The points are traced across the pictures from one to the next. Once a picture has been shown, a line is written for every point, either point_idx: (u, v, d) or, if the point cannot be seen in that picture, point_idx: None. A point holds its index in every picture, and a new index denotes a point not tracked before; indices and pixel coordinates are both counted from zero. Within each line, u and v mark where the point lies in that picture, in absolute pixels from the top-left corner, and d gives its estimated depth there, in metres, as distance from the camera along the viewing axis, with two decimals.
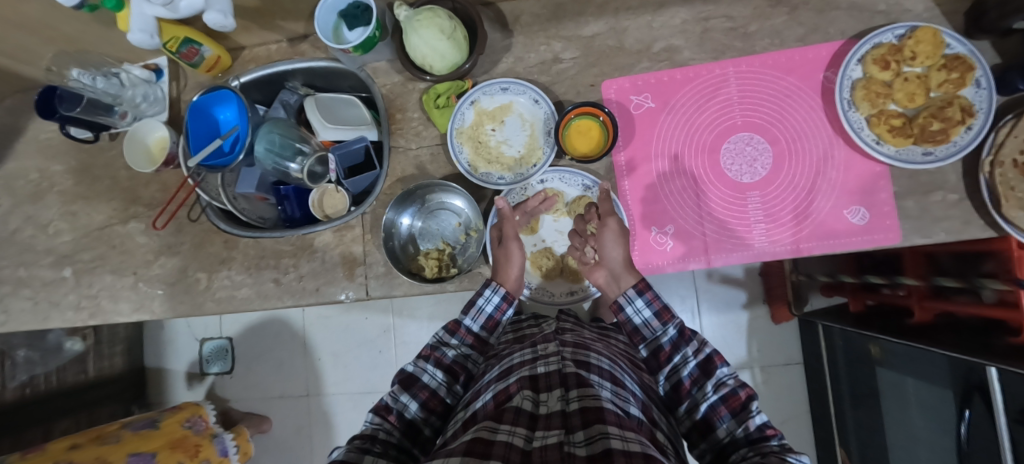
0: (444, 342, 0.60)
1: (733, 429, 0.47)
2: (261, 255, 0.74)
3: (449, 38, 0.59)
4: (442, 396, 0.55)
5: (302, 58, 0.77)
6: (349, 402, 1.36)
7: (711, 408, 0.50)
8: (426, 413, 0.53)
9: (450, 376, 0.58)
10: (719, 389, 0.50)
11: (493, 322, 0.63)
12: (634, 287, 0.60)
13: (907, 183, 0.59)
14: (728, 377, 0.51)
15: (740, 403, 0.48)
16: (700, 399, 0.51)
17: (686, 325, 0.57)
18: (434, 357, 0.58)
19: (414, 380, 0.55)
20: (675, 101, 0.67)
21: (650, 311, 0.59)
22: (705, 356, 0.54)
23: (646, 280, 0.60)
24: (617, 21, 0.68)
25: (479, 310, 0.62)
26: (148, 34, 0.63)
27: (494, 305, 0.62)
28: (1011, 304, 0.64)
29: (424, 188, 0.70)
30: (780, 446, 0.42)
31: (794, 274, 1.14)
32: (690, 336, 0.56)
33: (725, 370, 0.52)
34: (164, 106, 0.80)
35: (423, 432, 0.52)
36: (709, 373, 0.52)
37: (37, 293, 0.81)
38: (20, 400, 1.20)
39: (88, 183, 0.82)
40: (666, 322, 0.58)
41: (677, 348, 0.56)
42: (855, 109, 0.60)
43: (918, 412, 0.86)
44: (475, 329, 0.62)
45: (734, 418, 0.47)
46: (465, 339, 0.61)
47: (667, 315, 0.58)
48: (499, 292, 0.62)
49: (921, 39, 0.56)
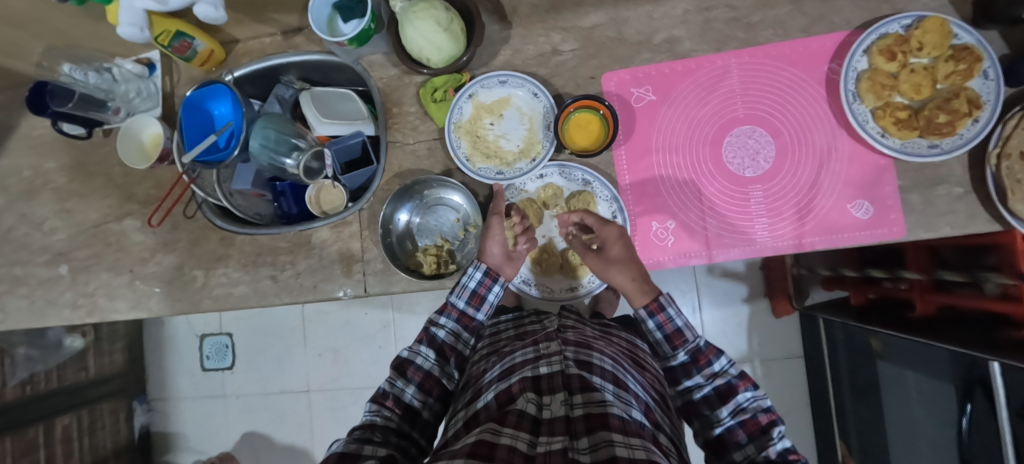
0: (434, 322, 0.61)
1: (751, 452, 0.48)
2: (258, 252, 0.74)
3: (446, 30, 0.58)
4: (437, 377, 0.56)
5: (296, 51, 0.76)
6: (350, 397, 1.36)
7: (728, 431, 0.50)
8: (423, 395, 0.54)
9: (441, 357, 0.58)
10: (736, 414, 0.51)
11: (479, 297, 0.62)
12: (646, 307, 0.59)
13: (912, 177, 0.58)
14: (748, 402, 0.51)
15: (758, 427, 0.49)
16: (717, 421, 0.51)
17: (699, 350, 0.56)
18: (427, 338, 0.59)
19: (408, 364, 0.55)
20: (677, 94, 0.66)
21: (661, 333, 0.58)
22: (727, 382, 0.53)
23: (659, 299, 0.59)
24: (617, 12, 0.66)
25: (463, 287, 0.62)
26: (138, 28, 0.62)
27: (477, 281, 0.62)
28: (1015, 298, 0.64)
29: (422, 183, 0.69)
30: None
31: (795, 268, 1.14)
32: (705, 362, 0.55)
33: (747, 394, 0.51)
34: (157, 101, 0.79)
35: (422, 416, 0.53)
36: (728, 398, 0.52)
37: (34, 291, 0.81)
38: (21, 397, 1.19)
39: (82, 179, 0.81)
40: (677, 346, 0.57)
41: (690, 373, 0.56)
42: (860, 101, 0.59)
43: (919, 405, 0.85)
44: (461, 305, 0.61)
45: (753, 444, 0.48)
46: (452, 316, 0.61)
47: (679, 339, 0.57)
48: (481, 268, 0.62)
49: (927, 30, 0.55)
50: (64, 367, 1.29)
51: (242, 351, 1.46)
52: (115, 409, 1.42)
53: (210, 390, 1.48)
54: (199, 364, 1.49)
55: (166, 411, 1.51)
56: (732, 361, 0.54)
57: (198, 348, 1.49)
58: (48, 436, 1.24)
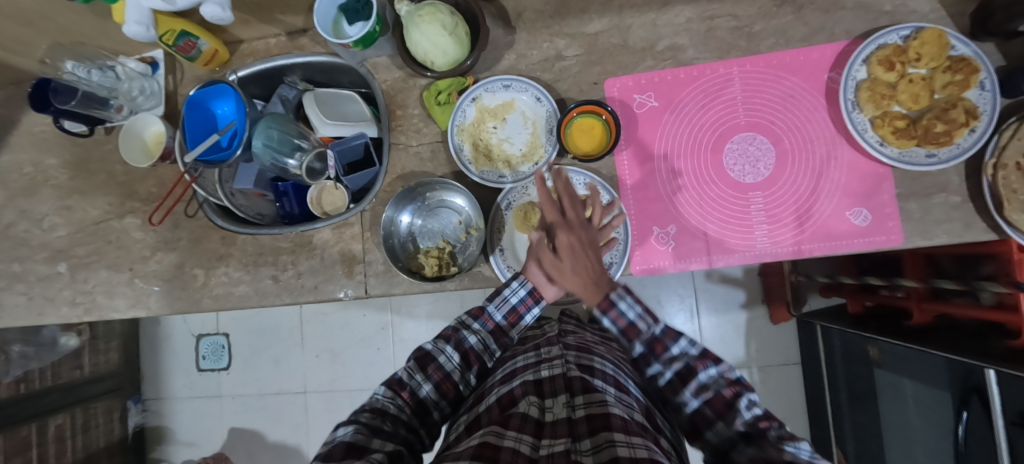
0: (466, 326, 0.60)
1: (722, 429, 0.45)
2: (259, 252, 0.74)
3: (451, 34, 0.58)
4: (455, 381, 0.55)
5: (301, 53, 0.76)
6: (347, 399, 1.36)
7: (696, 411, 0.48)
8: (437, 396, 0.53)
9: (464, 363, 0.56)
10: (699, 393, 0.48)
11: (516, 314, 0.61)
12: (597, 307, 0.53)
13: (910, 185, 0.59)
14: (710, 379, 0.48)
15: (724, 403, 0.46)
16: (685, 403, 0.49)
17: (653, 337, 0.53)
18: (456, 339, 0.57)
19: (430, 359, 0.55)
20: (679, 100, 0.66)
21: (615, 328, 0.53)
22: (681, 365, 0.50)
23: (606, 294, 0.53)
24: (620, 19, 0.67)
25: (504, 300, 0.60)
26: (144, 26, 0.63)
27: (519, 298, 0.60)
28: (1010, 307, 0.64)
29: (425, 185, 0.69)
30: (776, 437, 0.40)
31: (794, 275, 1.13)
32: (660, 348, 0.52)
33: (708, 372, 0.49)
34: (160, 100, 0.78)
35: (431, 415, 0.52)
36: (688, 379, 0.49)
37: (32, 288, 0.80)
38: (14, 395, 1.18)
39: (83, 177, 0.81)
40: (632, 339, 0.53)
41: (648, 363, 0.53)
42: (860, 110, 0.60)
43: (916, 412, 0.86)
44: (497, 318, 0.61)
45: (722, 419, 0.45)
46: (486, 325, 0.60)
47: (633, 332, 0.53)
48: (527, 285, 0.60)
49: (926, 41, 0.56)
50: (59, 365, 1.28)
51: (239, 351, 1.45)
52: (109, 408, 1.41)
53: (205, 391, 1.47)
54: (196, 363, 1.48)
55: (162, 411, 1.50)
56: (692, 343, 0.52)
57: (195, 347, 1.48)
58: (42, 435, 1.22)
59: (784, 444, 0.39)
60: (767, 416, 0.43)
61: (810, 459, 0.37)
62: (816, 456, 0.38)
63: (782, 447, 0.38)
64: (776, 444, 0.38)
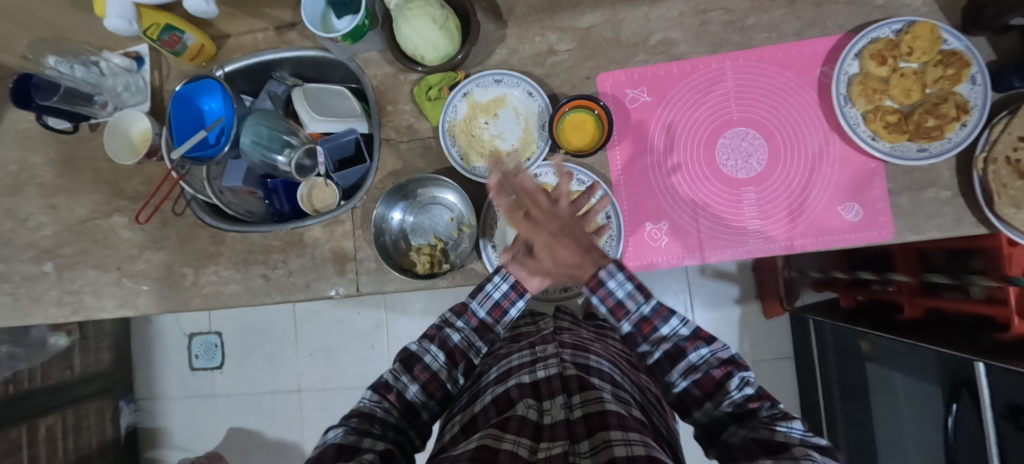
0: (450, 324, 0.58)
1: (710, 409, 0.47)
2: (249, 250, 0.73)
3: (441, 28, 0.58)
4: (442, 380, 0.54)
5: (289, 48, 0.75)
6: (342, 397, 1.35)
7: (685, 391, 0.49)
8: (425, 396, 0.53)
9: (451, 361, 0.56)
10: (688, 374, 0.49)
11: (501, 309, 0.59)
12: (586, 286, 0.53)
13: (901, 180, 0.59)
14: (700, 361, 0.49)
15: (713, 383, 0.47)
16: (672, 383, 0.50)
17: (642, 319, 0.52)
18: (439, 338, 0.57)
19: (416, 360, 0.54)
20: (672, 96, 0.66)
21: (605, 307, 0.53)
22: (672, 347, 0.50)
23: (594, 274, 0.53)
24: (613, 12, 0.67)
25: (486, 295, 0.59)
26: (125, 21, 0.64)
27: (502, 292, 0.59)
28: (1001, 302, 0.65)
29: (417, 182, 0.68)
30: (768, 418, 0.42)
31: (787, 269, 1.14)
32: (649, 332, 0.52)
33: (700, 352, 0.50)
34: (146, 96, 0.77)
35: (420, 416, 0.52)
36: (681, 357, 0.50)
37: (17, 289, 0.79)
38: (5, 397, 1.17)
39: (68, 175, 0.80)
40: (621, 318, 0.53)
41: (636, 342, 0.53)
42: (852, 105, 0.59)
43: (907, 406, 0.86)
44: (481, 314, 0.59)
45: (710, 400, 0.47)
46: (470, 322, 0.59)
47: (621, 311, 0.53)
48: (509, 279, 0.59)
49: (917, 35, 0.55)
50: (49, 365, 1.26)
51: (231, 349, 1.44)
52: (101, 408, 1.39)
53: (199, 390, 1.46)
54: (188, 362, 1.47)
55: (155, 411, 1.49)
56: (682, 322, 0.52)
57: (188, 346, 1.47)
58: (32, 437, 1.21)
59: (775, 425, 0.39)
60: (758, 397, 0.45)
61: (801, 438, 0.38)
62: (808, 434, 0.39)
63: (773, 428, 0.39)
64: (768, 425, 0.40)
